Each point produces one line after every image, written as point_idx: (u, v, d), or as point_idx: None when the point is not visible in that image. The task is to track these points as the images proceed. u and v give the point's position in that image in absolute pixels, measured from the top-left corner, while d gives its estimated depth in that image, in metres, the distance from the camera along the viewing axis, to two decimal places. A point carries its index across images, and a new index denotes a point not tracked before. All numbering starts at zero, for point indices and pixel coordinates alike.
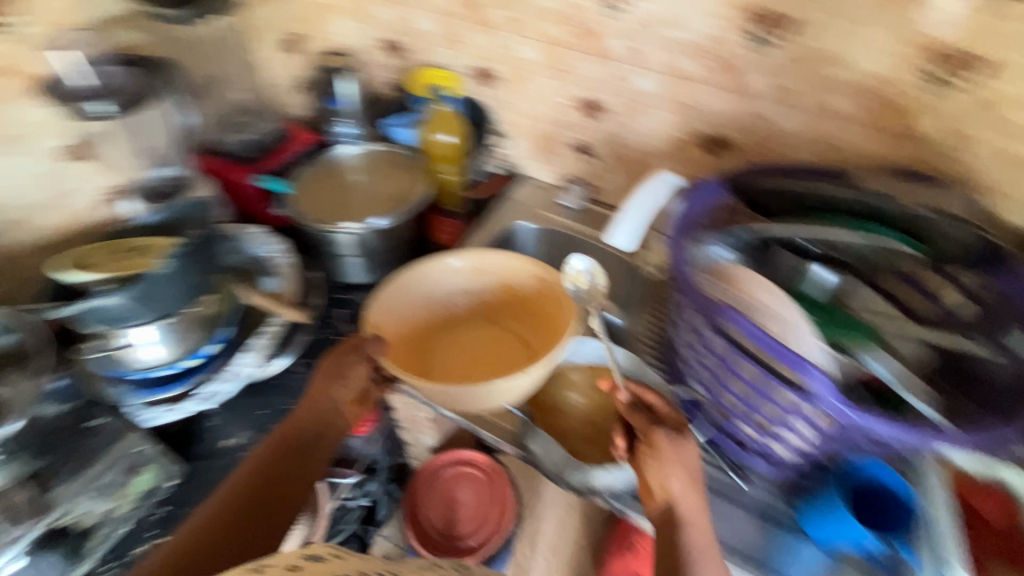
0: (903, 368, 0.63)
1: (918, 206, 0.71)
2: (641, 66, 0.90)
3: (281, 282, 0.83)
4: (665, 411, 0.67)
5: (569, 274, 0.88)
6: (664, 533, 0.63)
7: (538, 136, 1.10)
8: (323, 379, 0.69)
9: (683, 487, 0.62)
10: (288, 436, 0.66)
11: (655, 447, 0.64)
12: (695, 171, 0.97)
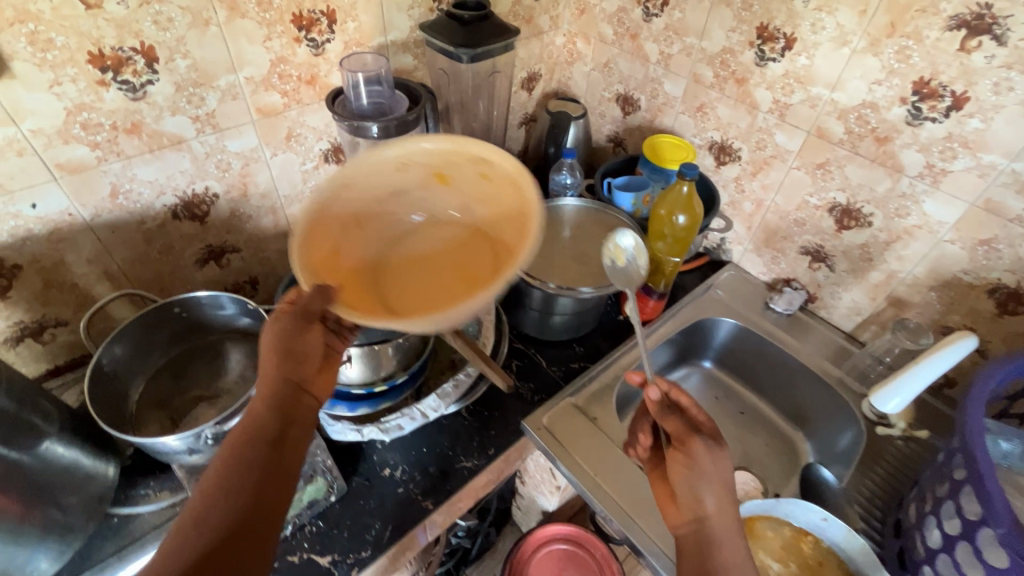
0: None
1: None
2: (937, 188, 0.74)
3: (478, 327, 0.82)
4: (694, 415, 0.61)
5: (608, 247, 0.79)
6: (694, 555, 0.55)
7: (764, 228, 0.98)
8: (273, 361, 0.57)
9: (715, 499, 0.56)
10: (246, 439, 0.53)
11: (692, 453, 0.57)
12: (968, 323, 0.78)
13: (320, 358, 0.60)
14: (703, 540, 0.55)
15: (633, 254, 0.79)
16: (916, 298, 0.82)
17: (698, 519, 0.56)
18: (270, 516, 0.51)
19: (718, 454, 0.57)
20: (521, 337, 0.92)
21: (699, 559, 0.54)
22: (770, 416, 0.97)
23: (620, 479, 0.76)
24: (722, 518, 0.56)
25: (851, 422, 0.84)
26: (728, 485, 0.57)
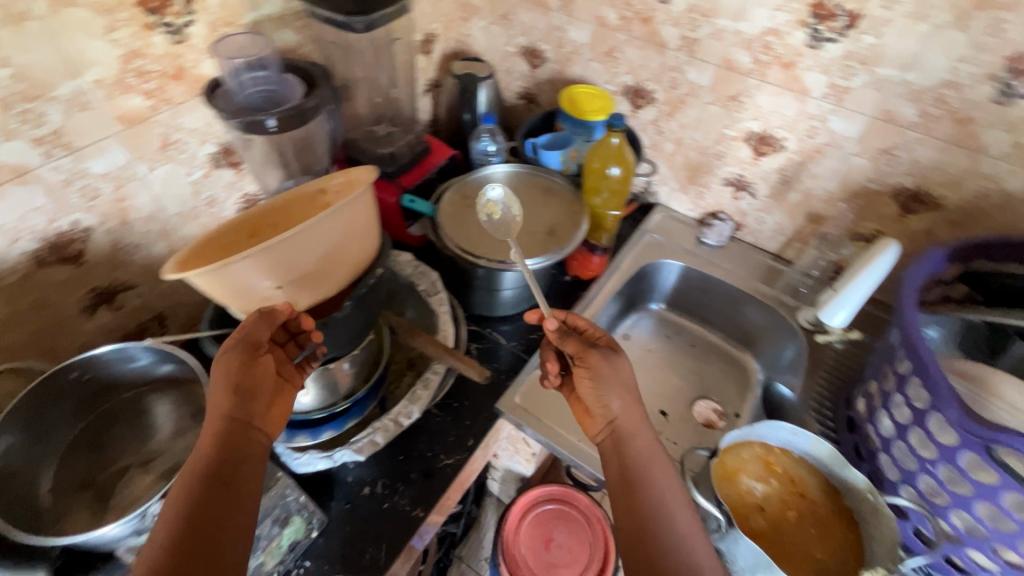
0: None
1: None
2: (842, 106, 0.79)
3: (437, 324, 0.79)
4: (591, 332, 0.64)
5: (481, 205, 0.83)
6: (613, 455, 0.58)
7: (686, 165, 1.00)
8: (219, 398, 0.51)
9: (621, 401, 0.59)
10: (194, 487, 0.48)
11: (593, 367, 0.59)
12: (877, 226, 0.86)
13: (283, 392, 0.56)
14: (616, 441, 0.58)
15: (505, 205, 0.83)
16: (831, 212, 0.88)
17: (614, 423, 0.59)
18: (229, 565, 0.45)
19: (614, 361, 0.60)
20: (475, 318, 0.88)
21: (620, 456, 0.58)
22: (720, 343, 1.02)
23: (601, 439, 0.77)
24: (632, 413, 0.59)
25: (792, 335, 0.91)
26: (630, 386, 0.60)
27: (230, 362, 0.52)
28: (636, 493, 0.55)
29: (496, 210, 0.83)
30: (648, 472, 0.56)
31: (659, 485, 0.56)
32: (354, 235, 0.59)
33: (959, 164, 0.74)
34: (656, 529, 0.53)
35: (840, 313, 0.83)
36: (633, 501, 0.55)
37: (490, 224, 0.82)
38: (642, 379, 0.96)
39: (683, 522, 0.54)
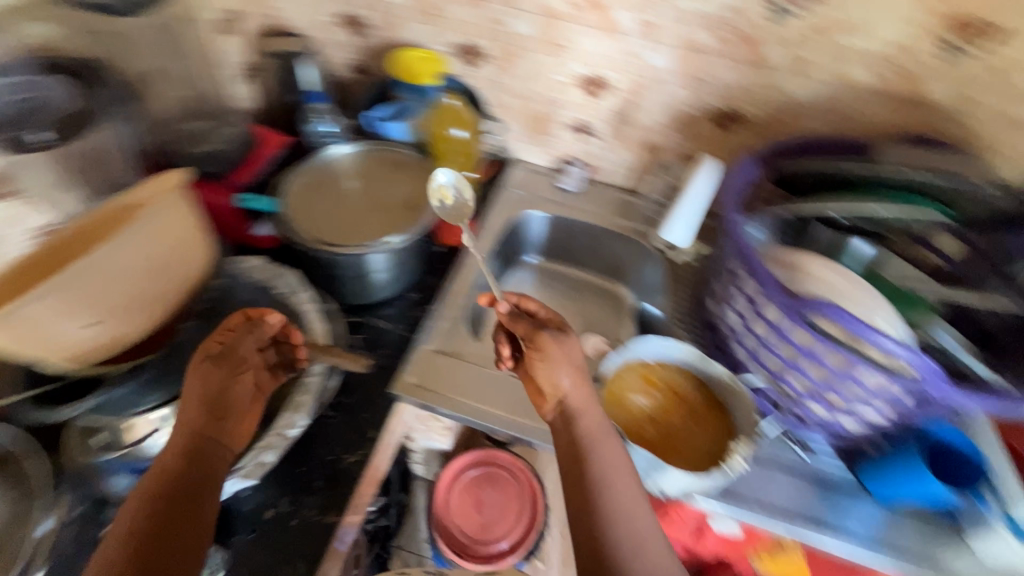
0: (964, 337, 0.66)
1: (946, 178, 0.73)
2: (653, 40, 0.84)
3: (308, 324, 0.75)
4: (542, 315, 0.70)
5: (433, 189, 0.81)
6: (563, 430, 0.63)
7: (531, 117, 1.02)
8: (191, 406, 0.58)
9: (569, 377, 0.63)
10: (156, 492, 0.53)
11: (542, 350, 0.64)
12: (702, 146, 0.95)
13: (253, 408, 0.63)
14: (564, 416, 0.63)
15: (458, 188, 0.81)
16: (665, 140, 0.96)
17: (563, 398, 0.63)
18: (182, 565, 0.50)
19: (558, 342, 0.65)
20: (352, 309, 0.84)
21: (569, 429, 0.62)
22: (595, 281, 1.09)
23: (502, 396, 0.79)
24: (578, 390, 0.63)
25: (652, 259, 0.99)
26: (575, 365, 0.64)
27: (203, 369, 0.59)
28: (582, 463, 0.59)
29: (450, 197, 0.81)
30: (595, 444, 0.60)
31: (605, 456, 0.60)
32: (161, 265, 0.56)
33: (756, 80, 0.84)
34: (603, 495, 0.57)
35: (683, 234, 0.92)
36: (580, 468, 0.59)
37: (445, 214, 0.80)
38: None
39: (627, 486, 0.58)
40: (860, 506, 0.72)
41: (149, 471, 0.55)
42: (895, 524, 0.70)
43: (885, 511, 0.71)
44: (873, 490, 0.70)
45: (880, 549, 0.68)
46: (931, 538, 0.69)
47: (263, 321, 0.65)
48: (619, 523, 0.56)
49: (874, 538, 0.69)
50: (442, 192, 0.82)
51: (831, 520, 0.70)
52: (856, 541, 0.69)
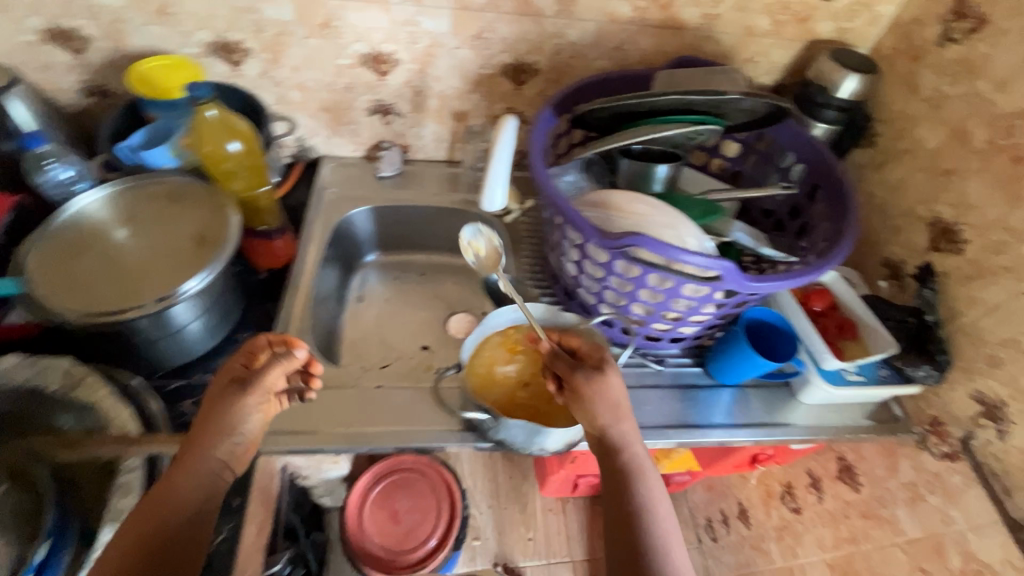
0: (753, 229, 0.75)
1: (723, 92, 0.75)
2: (424, 4, 0.81)
3: (108, 414, 0.62)
4: (585, 351, 0.67)
5: (465, 247, 0.86)
6: (602, 457, 0.64)
7: (325, 108, 0.93)
8: (208, 432, 0.56)
9: (613, 415, 0.63)
10: (167, 522, 0.52)
11: (577, 392, 0.63)
12: (506, 104, 0.95)
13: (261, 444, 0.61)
14: (604, 447, 0.64)
15: (484, 238, 0.86)
16: (468, 104, 0.95)
17: (603, 433, 0.64)
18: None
19: (597, 383, 0.64)
20: (171, 373, 0.74)
21: (608, 459, 0.64)
22: (443, 260, 1.06)
23: (372, 411, 0.74)
24: (621, 428, 0.63)
25: (491, 226, 0.99)
26: (614, 403, 0.64)
27: (229, 397, 0.58)
28: (626, 495, 0.62)
29: (482, 247, 0.86)
30: (637, 481, 0.62)
31: (648, 493, 0.62)
32: None
33: (533, 30, 0.85)
34: (644, 525, 0.60)
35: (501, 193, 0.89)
36: (624, 499, 0.62)
37: (483, 263, 0.87)
38: (394, 330, 0.96)
39: (663, 518, 0.62)
40: (717, 395, 0.80)
41: (159, 491, 0.54)
42: (742, 399, 0.81)
43: (735, 392, 0.81)
44: (722, 378, 0.80)
45: (739, 429, 0.77)
46: (774, 402, 0.81)
47: (291, 352, 0.61)
48: (657, 553, 0.59)
49: (734, 421, 0.78)
50: (472, 246, 0.87)
51: (698, 419, 0.78)
52: (721, 430, 0.77)
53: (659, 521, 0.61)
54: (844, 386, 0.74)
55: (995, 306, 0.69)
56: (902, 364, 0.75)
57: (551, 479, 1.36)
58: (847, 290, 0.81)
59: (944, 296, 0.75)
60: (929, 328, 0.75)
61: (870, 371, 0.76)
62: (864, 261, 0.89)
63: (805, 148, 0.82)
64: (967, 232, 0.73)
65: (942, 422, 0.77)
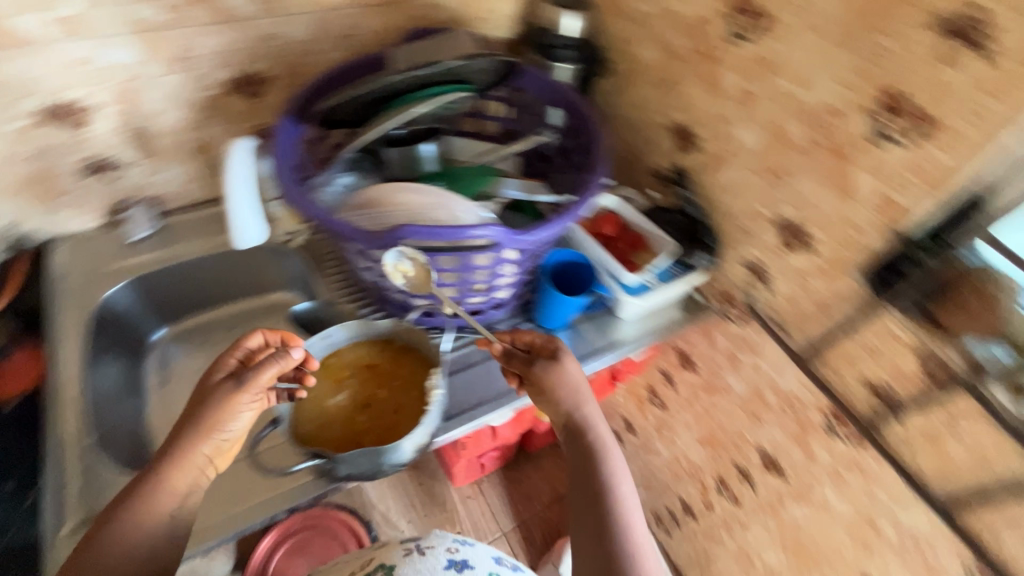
0: (524, 181, 0.76)
1: (450, 58, 0.73)
2: (93, 36, 0.68)
3: None
4: (537, 342, 0.70)
5: (390, 272, 0.68)
6: (569, 436, 0.69)
7: (22, 185, 0.76)
8: (198, 421, 0.57)
9: (573, 398, 0.68)
10: (159, 502, 0.56)
11: (538, 382, 0.68)
12: (251, 122, 0.86)
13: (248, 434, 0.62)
14: (569, 429, 0.69)
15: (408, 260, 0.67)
16: (207, 133, 0.84)
17: (567, 416, 0.68)
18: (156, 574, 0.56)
19: (553, 372, 0.67)
20: None
21: (577, 441, 0.68)
22: (249, 306, 0.96)
23: (214, 497, 0.67)
24: (586, 411, 0.68)
25: (285, 252, 0.91)
26: (574, 388, 0.68)
27: (222, 394, 0.58)
28: (593, 471, 0.66)
29: (410, 267, 0.68)
30: (604, 459, 0.67)
31: (611, 470, 0.66)
32: None
33: (242, 37, 0.76)
34: (606, 499, 0.64)
35: (255, 222, 0.72)
36: (590, 475, 0.66)
37: (415, 285, 0.69)
38: None
39: (624, 493, 0.65)
40: None
41: (159, 465, 0.56)
42: (577, 335, 0.85)
43: (569, 331, 0.85)
44: (551, 325, 0.83)
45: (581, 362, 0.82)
46: (603, 326, 0.86)
47: (287, 353, 0.61)
48: (618, 525, 0.63)
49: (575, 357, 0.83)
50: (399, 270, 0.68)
51: None
52: None
53: (619, 496, 0.65)
54: (647, 293, 0.81)
55: (734, 186, 0.79)
56: (685, 259, 0.85)
57: (455, 469, 1.35)
58: (626, 208, 0.88)
59: (699, 187, 0.84)
60: (695, 220, 0.86)
61: (665, 273, 0.84)
62: (637, 176, 0.97)
63: (554, 92, 0.87)
64: (697, 130, 0.82)
65: (729, 294, 0.87)
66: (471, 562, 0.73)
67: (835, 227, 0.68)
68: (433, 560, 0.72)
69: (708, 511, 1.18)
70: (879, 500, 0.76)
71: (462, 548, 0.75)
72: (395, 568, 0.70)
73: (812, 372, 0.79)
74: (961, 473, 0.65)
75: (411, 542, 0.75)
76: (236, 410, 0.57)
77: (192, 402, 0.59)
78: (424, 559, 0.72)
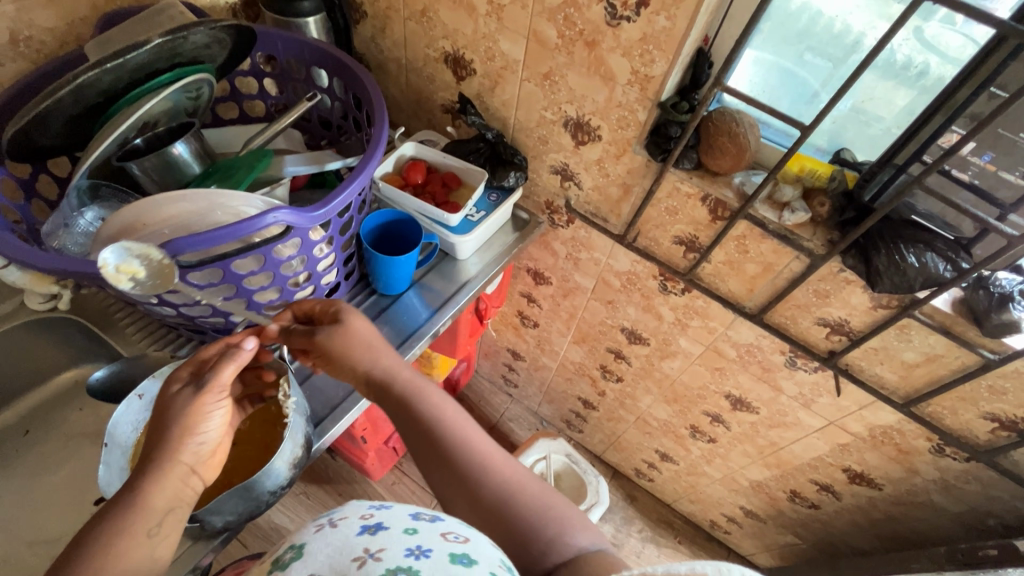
0: (305, 153, 0.69)
1: (152, 36, 0.57)
2: None
3: None
4: (319, 309, 0.64)
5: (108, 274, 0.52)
6: (376, 392, 0.64)
7: None
8: (168, 430, 0.50)
9: (368, 354, 0.63)
10: (138, 523, 0.47)
11: (329, 348, 0.62)
12: None
13: (226, 439, 0.55)
14: (376, 386, 0.63)
15: (134, 256, 0.52)
16: None
17: (368, 374, 0.63)
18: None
19: (338, 334, 0.62)
20: None
21: (386, 392, 0.63)
22: (41, 401, 0.79)
23: None
24: (382, 360, 0.63)
25: (57, 323, 0.75)
26: (363, 342, 0.63)
27: (182, 400, 0.51)
28: (412, 417, 0.61)
29: (141, 268, 0.53)
30: (418, 398, 0.62)
31: (431, 405, 0.62)
32: None
33: None
34: (437, 435, 0.60)
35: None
36: (413, 422, 0.61)
37: (152, 287, 0.55)
38: (41, 519, 0.71)
39: (453, 418, 0.62)
40: (404, 305, 0.82)
41: (138, 475, 0.49)
42: (425, 290, 0.84)
43: (416, 289, 0.84)
44: (396, 289, 0.80)
45: (439, 313, 0.82)
46: (448, 272, 0.87)
47: (238, 346, 0.55)
48: (459, 452, 0.59)
49: (432, 310, 0.82)
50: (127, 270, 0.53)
51: (407, 331, 0.80)
52: (427, 325, 0.80)
53: (449, 424, 0.61)
54: (475, 225, 0.83)
55: (517, 100, 0.81)
56: (498, 182, 0.86)
57: (367, 464, 1.31)
58: (428, 151, 0.86)
59: (488, 110, 0.85)
60: (497, 143, 0.86)
61: (484, 201, 0.86)
62: (430, 119, 0.95)
63: (309, 50, 0.76)
64: (468, 54, 0.81)
65: (551, 202, 0.92)
66: (387, 522, 0.50)
67: (611, 113, 0.74)
68: (343, 529, 0.50)
69: (603, 398, 1.30)
70: (716, 330, 0.90)
71: (381, 511, 0.53)
72: (305, 545, 0.49)
73: (636, 247, 0.87)
74: (761, 284, 0.78)
75: (324, 516, 0.54)
76: (204, 411, 0.51)
77: (151, 422, 0.51)
78: (335, 531, 0.50)
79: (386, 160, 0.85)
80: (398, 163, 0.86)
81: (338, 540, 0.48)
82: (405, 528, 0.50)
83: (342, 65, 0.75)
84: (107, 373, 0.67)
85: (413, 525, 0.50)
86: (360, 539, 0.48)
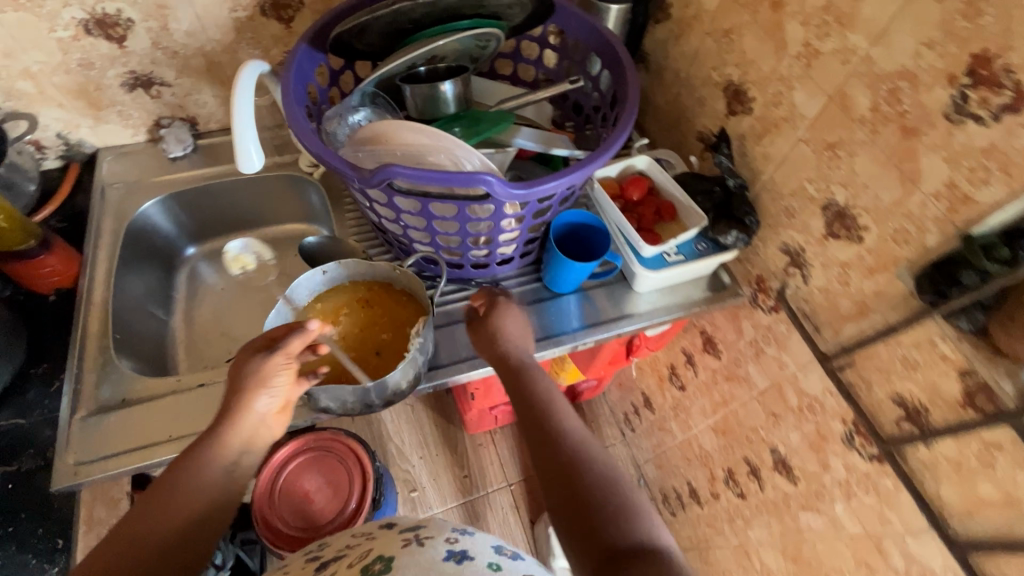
0: (540, 132, 0.71)
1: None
2: None
3: None
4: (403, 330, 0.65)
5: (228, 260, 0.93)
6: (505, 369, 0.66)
7: (72, 94, 0.81)
8: (241, 387, 0.57)
9: (514, 336, 0.67)
10: (214, 459, 0.55)
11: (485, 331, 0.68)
12: (283, 49, 0.85)
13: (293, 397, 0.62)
14: (505, 362, 0.66)
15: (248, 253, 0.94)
16: (239, 57, 0.84)
17: (503, 352, 0.67)
18: (215, 529, 0.54)
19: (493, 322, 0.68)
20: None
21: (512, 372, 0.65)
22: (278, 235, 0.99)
23: (191, 404, 0.69)
24: (523, 348, 0.67)
25: (309, 184, 0.91)
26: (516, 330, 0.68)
27: (254, 363, 0.57)
28: (533, 389, 0.62)
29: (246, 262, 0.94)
30: (542, 379, 0.63)
31: (552, 388, 0.62)
32: None
33: None
34: (551, 410, 0.59)
35: (254, 149, 0.64)
36: (531, 394, 0.62)
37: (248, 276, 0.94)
38: (236, 319, 0.90)
39: (568, 407, 0.61)
40: (561, 306, 0.80)
41: (219, 422, 0.56)
42: (587, 302, 0.81)
43: (579, 296, 0.82)
44: (561, 288, 0.79)
45: (592, 330, 0.79)
46: (618, 296, 0.82)
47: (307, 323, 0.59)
48: (569, 431, 0.57)
49: (585, 324, 0.79)
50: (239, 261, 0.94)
51: (557, 330, 0.78)
52: (577, 335, 0.78)
53: (563, 407, 0.60)
54: (667, 267, 0.77)
55: (782, 158, 0.70)
56: (713, 235, 0.77)
57: (467, 416, 1.38)
58: (660, 174, 0.81)
59: (744, 157, 0.76)
60: (734, 193, 0.76)
61: (689, 247, 0.79)
62: (679, 139, 0.89)
63: (595, 38, 0.76)
64: (752, 90, 0.72)
65: (763, 279, 0.79)
66: (471, 552, 0.49)
67: (890, 219, 0.59)
68: (429, 551, 0.49)
69: (713, 500, 1.13)
70: (891, 524, 0.69)
71: (463, 539, 0.52)
72: (394, 561, 0.48)
73: (838, 378, 0.71)
74: (988, 514, 0.57)
75: (409, 533, 0.54)
76: (269, 376, 0.57)
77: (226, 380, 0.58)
78: (422, 551, 0.49)
79: (615, 163, 0.83)
80: (625, 171, 0.83)
81: (424, 562, 0.47)
82: (489, 563, 0.48)
83: (616, 61, 0.73)
84: (319, 241, 0.80)
85: (497, 563, 0.49)
86: (446, 565, 0.47)
